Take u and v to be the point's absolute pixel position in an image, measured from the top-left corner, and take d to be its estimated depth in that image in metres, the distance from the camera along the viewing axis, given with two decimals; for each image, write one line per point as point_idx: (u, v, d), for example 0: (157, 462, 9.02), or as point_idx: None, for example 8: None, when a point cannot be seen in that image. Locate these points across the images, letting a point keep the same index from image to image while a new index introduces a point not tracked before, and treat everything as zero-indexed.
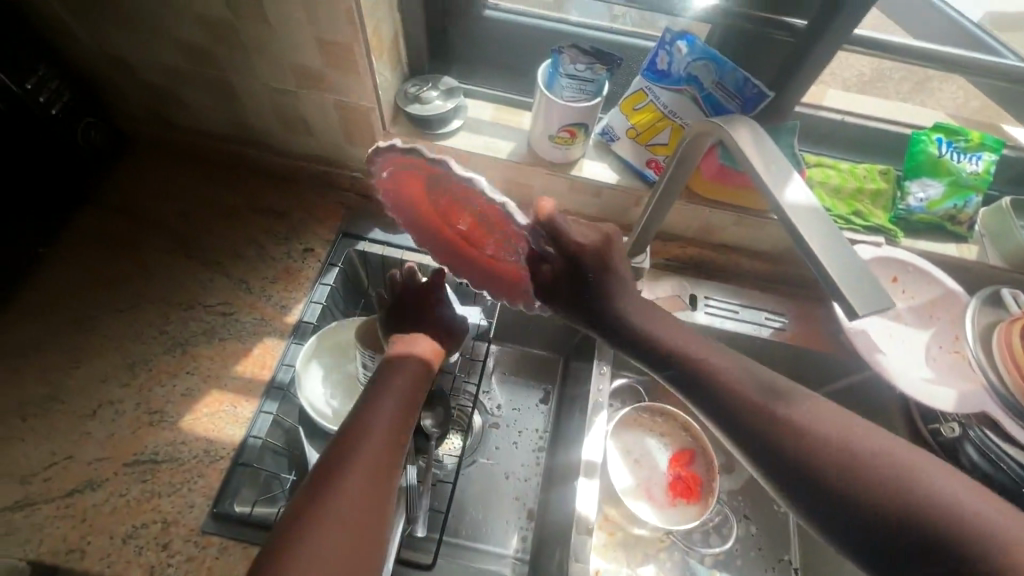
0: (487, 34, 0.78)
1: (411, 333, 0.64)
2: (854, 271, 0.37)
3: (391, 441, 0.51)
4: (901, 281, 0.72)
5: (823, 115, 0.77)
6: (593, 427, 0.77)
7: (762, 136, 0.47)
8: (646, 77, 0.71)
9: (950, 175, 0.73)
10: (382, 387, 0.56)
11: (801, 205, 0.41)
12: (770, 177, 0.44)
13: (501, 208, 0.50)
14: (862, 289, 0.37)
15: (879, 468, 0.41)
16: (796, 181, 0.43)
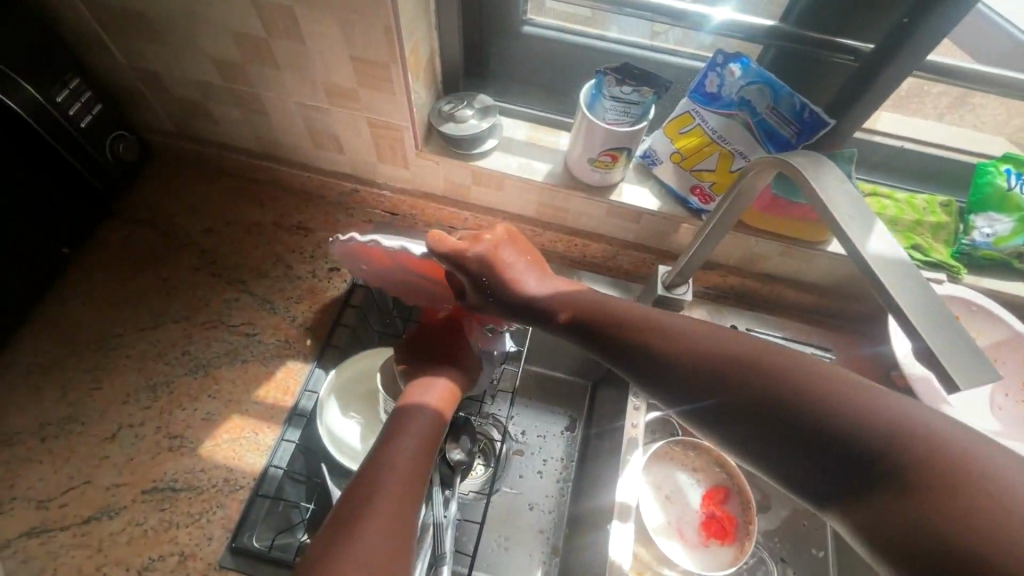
0: (524, 51, 0.75)
1: (426, 381, 0.61)
2: (943, 334, 0.37)
3: (411, 479, 0.49)
4: (965, 320, 0.66)
5: (880, 141, 0.72)
6: (628, 466, 0.74)
7: (827, 173, 0.46)
8: (694, 99, 0.67)
9: (1020, 210, 0.67)
10: (410, 422, 0.55)
11: (884, 257, 0.41)
12: (845, 222, 0.43)
13: (401, 250, 0.64)
14: (964, 362, 0.36)
15: (848, 420, 0.40)
16: (879, 230, 0.42)
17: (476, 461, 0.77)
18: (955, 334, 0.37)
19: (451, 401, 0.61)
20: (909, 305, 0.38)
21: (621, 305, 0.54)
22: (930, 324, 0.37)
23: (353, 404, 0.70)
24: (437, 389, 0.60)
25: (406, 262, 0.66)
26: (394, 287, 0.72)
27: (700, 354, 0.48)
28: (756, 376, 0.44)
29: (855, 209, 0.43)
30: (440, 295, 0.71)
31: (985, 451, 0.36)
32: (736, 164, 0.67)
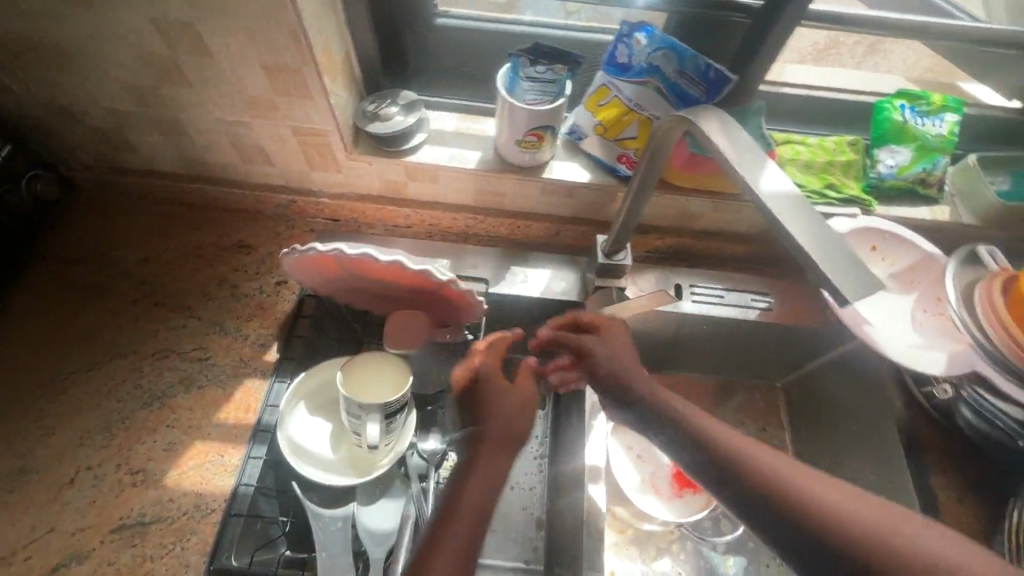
0: (441, 42, 0.75)
1: (487, 389, 0.66)
2: (845, 263, 0.40)
3: (485, 489, 0.58)
4: (880, 249, 0.72)
5: (787, 92, 0.76)
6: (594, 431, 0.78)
7: (730, 125, 0.49)
8: (608, 72, 0.70)
9: (916, 140, 0.73)
10: (483, 437, 0.62)
11: (778, 193, 0.44)
12: (743, 166, 0.46)
13: (364, 257, 0.63)
14: (855, 277, 0.39)
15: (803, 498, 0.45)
16: (772, 169, 0.45)
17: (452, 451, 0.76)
18: (858, 264, 0.40)
19: (520, 413, 0.64)
20: (816, 238, 0.41)
21: (690, 415, 0.55)
22: (835, 254, 0.40)
23: (318, 412, 0.69)
24: (506, 397, 0.65)
25: (371, 268, 0.66)
26: (360, 291, 0.72)
27: (757, 470, 0.48)
28: (804, 501, 0.45)
29: (749, 152, 0.47)
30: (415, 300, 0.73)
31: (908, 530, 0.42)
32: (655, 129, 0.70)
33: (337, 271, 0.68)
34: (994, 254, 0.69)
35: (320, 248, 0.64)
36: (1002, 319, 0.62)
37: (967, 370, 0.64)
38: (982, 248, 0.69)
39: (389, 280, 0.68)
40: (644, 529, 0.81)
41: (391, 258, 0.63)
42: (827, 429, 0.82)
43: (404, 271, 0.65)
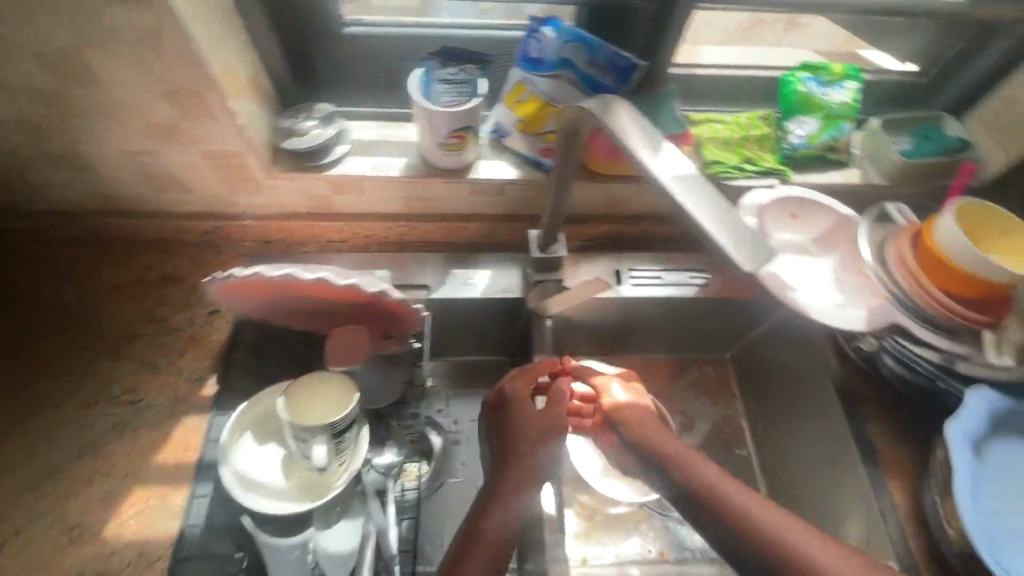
0: (353, 51, 0.74)
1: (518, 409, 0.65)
2: (742, 235, 0.41)
3: (510, 506, 0.56)
4: (801, 216, 0.76)
5: (699, 73, 0.79)
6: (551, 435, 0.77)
7: (634, 114, 0.51)
8: (522, 68, 0.70)
9: (822, 109, 0.77)
10: (512, 454, 0.60)
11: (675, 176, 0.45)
12: (643, 153, 0.47)
13: (288, 276, 0.63)
14: (748, 248, 0.41)
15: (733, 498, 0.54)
16: (671, 154, 0.47)
17: (413, 461, 0.76)
18: (751, 236, 0.41)
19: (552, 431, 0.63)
20: (714, 216, 0.42)
21: (707, 474, 0.56)
22: (732, 228, 0.42)
23: (264, 441, 0.67)
24: (532, 417, 0.64)
25: (299, 288, 0.65)
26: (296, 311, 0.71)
27: (711, 489, 0.54)
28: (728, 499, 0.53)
29: (648, 139, 0.48)
30: (355, 312, 0.72)
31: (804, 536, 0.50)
32: None
33: (266, 294, 0.67)
34: (902, 211, 0.74)
35: (241, 274, 0.63)
36: (911, 272, 0.67)
37: (886, 322, 0.67)
38: (890, 205, 0.75)
39: (321, 298, 0.68)
40: (611, 512, 0.83)
41: (316, 276, 0.63)
42: (773, 393, 0.86)
43: (333, 288, 0.65)
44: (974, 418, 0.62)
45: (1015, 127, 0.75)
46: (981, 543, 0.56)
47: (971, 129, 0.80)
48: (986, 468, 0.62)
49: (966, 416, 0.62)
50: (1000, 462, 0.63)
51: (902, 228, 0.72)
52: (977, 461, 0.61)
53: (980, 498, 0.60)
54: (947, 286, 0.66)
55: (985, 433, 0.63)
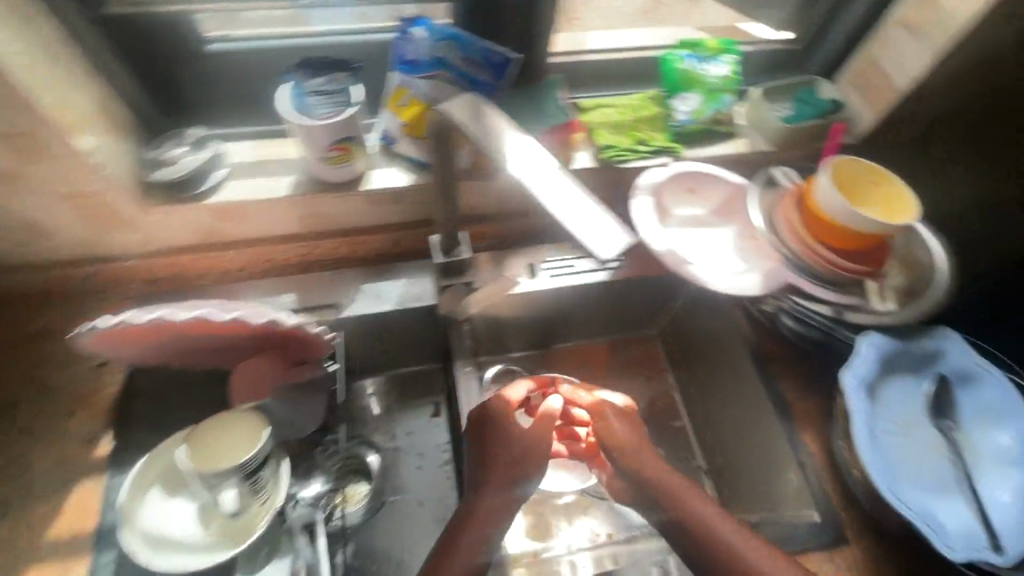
0: (219, 69, 0.70)
1: (504, 429, 0.66)
2: (597, 222, 0.43)
3: (489, 520, 0.61)
4: (699, 190, 0.78)
5: (582, 60, 0.79)
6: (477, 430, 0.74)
7: (482, 104, 0.50)
8: (401, 71, 0.67)
9: (703, 84, 0.78)
10: (491, 473, 0.64)
11: (528, 168, 0.46)
12: (495, 146, 0.47)
13: (160, 319, 0.59)
14: (603, 234, 0.42)
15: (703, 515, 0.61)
16: (522, 143, 0.47)
17: (352, 483, 0.75)
18: (604, 221, 0.43)
19: (532, 449, 0.67)
20: (569, 206, 0.44)
21: (666, 478, 0.65)
22: (588, 215, 0.44)
23: (172, 493, 0.63)
24: (520, 436, 0.67)
25: (181, 329, 0.61)
26: (192, 351, 0.67)
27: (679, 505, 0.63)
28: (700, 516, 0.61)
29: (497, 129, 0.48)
30: (258, 343, 0.69)
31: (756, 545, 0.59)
32: None
33: (150, 342, 0.63)
34: (788, 174, 0.77)
35: (107, 323, 0.58)
36: (796, 233, 0.70)
37: (780, 283, 0.70)
38: (776, 170, 0.78)
39: (212, 335, 0.64)
40: (557, 503, 0.84)
41: (193, 314, 0.60)
42: (697, 362, 0.89)
43: (217, 323, 0.62)
44: (867, 364, 0.66)
45: (880, 82, 0.79)
46: (879, 480, 0.60)
47: (844, 89, 0.84)
48: (880, 409, 0.66)
49: (860, 363, 0.65)
50: (893, 401, 0.67)
51: (786, 191, 0.75)
52: (872, 403, 0.65)
53: (877, 438, 0.64)
54: (829, 242, 0.69)
55: (878, 377, 0.67)
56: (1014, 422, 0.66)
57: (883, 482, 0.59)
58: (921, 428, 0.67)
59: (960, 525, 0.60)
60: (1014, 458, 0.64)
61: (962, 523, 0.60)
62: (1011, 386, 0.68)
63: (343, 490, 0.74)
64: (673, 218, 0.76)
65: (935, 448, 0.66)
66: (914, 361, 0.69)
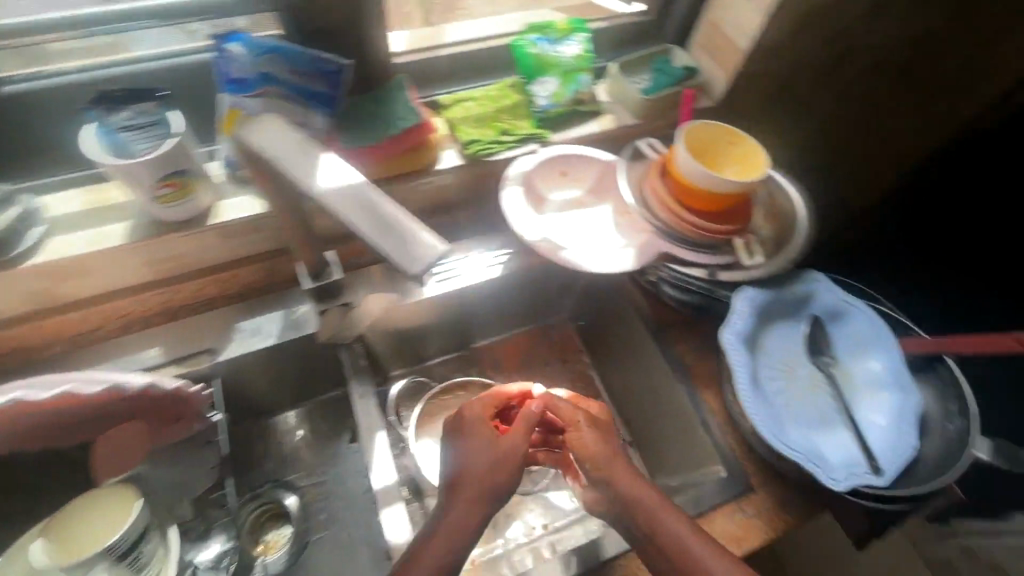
0: (19, 115, 0.63)
1: (474, 440, 0.63)
2: (413, 238, 0.41)
3: (460, 524, 0.57)
4: (570, 172, 0.78)
5: (432, 57, 0.77)
6: (376, 448, 0.69)
7: (286, 129, 0.46)
8: (229, 92, 0.60)
9: (557, 66, 0.78)
10: (464, 481, 0.60)
11: (339, 191, 0.42)
12: (302, 171, 0.43)
13: None
14: (419, 252, 0.40)
15: (652, 511, 0.59)
16: (329, 167, 0.43)
17: (275, 529, 0.72)
18: (420, 238, 0.41)
19: (505, 462, 0.61)
20: (383, 227, 0.41)
21: (644, 496, 0.60)
22: (403, 234, 0.41)
23: None
24: (495, 446, 0.62)
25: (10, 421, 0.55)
26: (29, 441, 0.58)
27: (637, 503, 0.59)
28: (650, 511, 0.59)
29: (299, 153, 0.44)
30: (113, 414, 0.61)
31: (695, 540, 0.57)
32: None
33: None
34: (652, 145, 0.79)
35: None
36: (665, 204, 0.71)
37: (654, 254, 0.71)
38: (641, 142, 0.79)
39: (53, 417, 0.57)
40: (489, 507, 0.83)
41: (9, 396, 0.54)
42: (614, 339, 0.91)
43: (48, 399, 0.55)
44: (744, 319, 0.68)
45: (724, 45, 0.82)
46: (764, 429, 0.63)
47: (696, 55, 0.87)
48: (763, 359, 0.69)
49: (737, 320, 0.68)
50: (774, 349, 0.70)
51: (652, 162, 0.76)
52: (753, 356, 0.68)
53: (761, 387, 0.66)
54: (694, 206, 0.71)
55: (757, 329, 0.70)
56: (882, 348, 0.70)
57: (768, 430, 0.62)
58: (802, 369, 0.70)
59: (841, 456, 0.64)
60: (884, 381, 0.69)
61: (844, 454, 0.64)
62: (876, 315, 0.73)
63: (266, 539, 0.71)
64: (549, 203, 0.76)
65: (816, 386, 0.69)
66: (789, 306, 0.73)
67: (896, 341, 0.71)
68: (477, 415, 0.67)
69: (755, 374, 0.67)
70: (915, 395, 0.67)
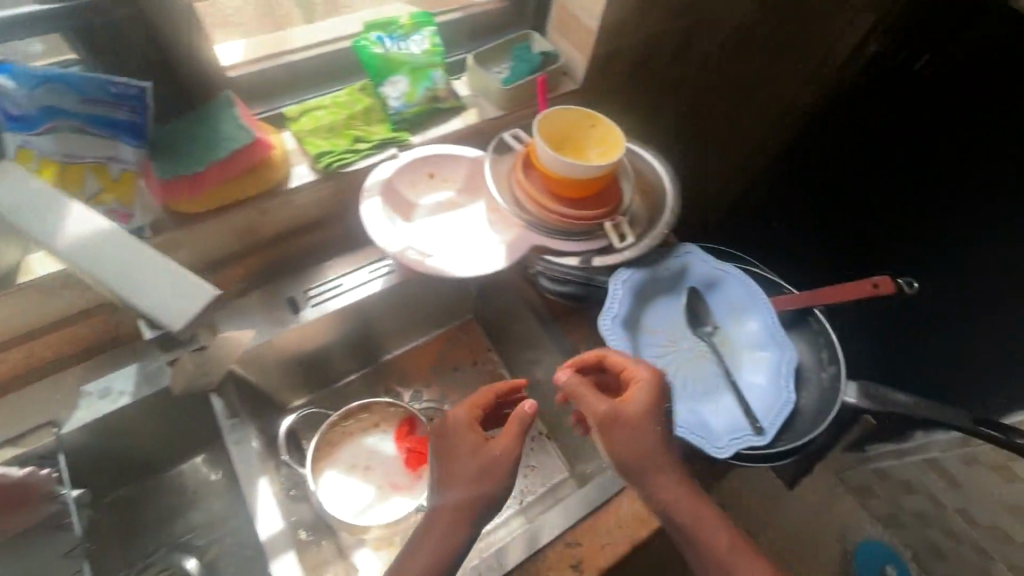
0: None
1: (462, 448, 0.58)
2: (174, 283, 0.41)
3: (451, 530, 0.55)
4: (438, 174, 0.75)
5: (265, 67, 0.72)
6: (258, 497, 0.64)
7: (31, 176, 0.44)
8: (13, 130, 0.53)
9: (406, 64, 0.74)
10: (451, 488, 0.56)
11: (85, 238, 0.42)
12: (42, 222, 0.42)
13: None
14: (180, 298, 0.40)
15: (686, 510, 0.55)
16: (75, 214, 0.43)
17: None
18: (180, 280, 0.41)
19: (490, 473, 0.56)
20: (140, 272, 0.41)
21: (680, 501, 0.55)
22: (159, 279, 0.41)
23: None
24: (481, 455, 0.57)
25: None
26: None
27: (669, 505, 0.55)
28: (682, 510, 0.55)
29: (45, 201, 0.43)
30: None
31: (726, 532, 0.56)
32: (117, 168, 0.58)
33: None
34: (517, 135, 0.77)
35: None
36: (531, 197, 0.70)
37: (527, 249, 0.70)
38: (506, 133, 0.77)
39: None
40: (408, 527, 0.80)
41: None
42: (513, 335, 0.90)
43: None
44: (620, 303, 0.70)
45: (577, 27, 0.80)
46: None
47: (554, 38, 0.85)
48: (645, 338, 0.70)
49: (613, 304, 0.69)
50: (656, 326, 0.72)
51: (518, 154, 0.74)
52: (633, 337, 0.70)
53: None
54: (559, 195, 0.71)
55: (636, 309, 0.71)
56: (757, 309, 0.72)
57: None
58: (685, 341, 0.72)
59: (725, 421, 0.66)
60: (763, 340, 0.71)
61: (727, 419, 0.66)
62: (749, 277, 0.75)
63: None
64: (419, 209, 0.72)
65: (700, 356, 0.71)
66: (667, 282, 0.74)
67: (769, 299, 0.73)
68: (464, 415, 0.61)
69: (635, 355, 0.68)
70: (790, 350, 0.69)
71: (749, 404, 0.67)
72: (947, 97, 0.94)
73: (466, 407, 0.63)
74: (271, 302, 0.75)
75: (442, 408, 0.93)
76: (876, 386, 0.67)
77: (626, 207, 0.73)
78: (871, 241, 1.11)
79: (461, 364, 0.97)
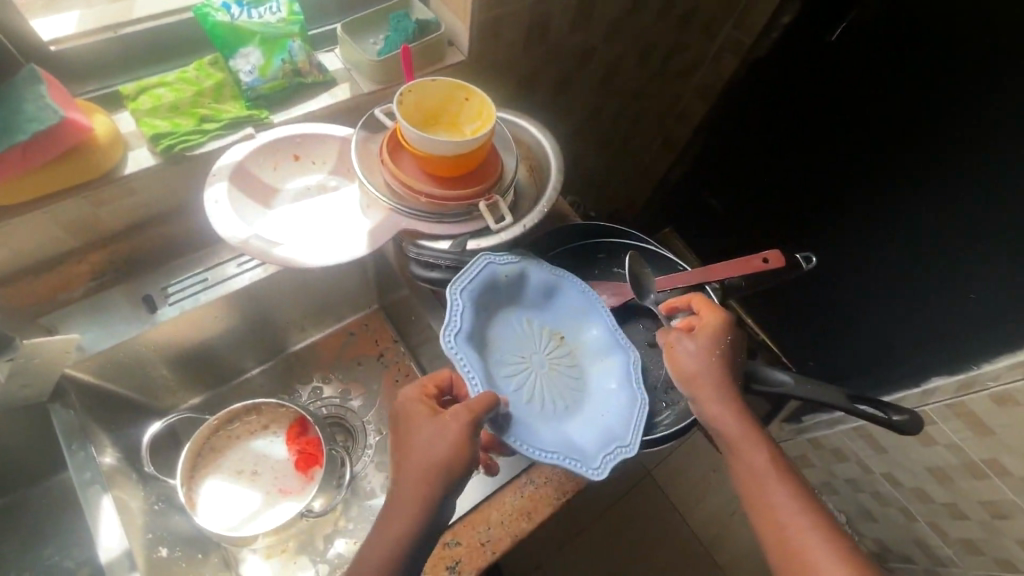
0: None
1: (414, 435, 0.54)
2: None
3: (408, 527, 0.51)
4: (304, 155, 0.69)
5: (94, 40, 0.65)
6: (102, 514, 0.61)
7: None
8: None
9: (256, 35, 0.68)
10: (406, 480, 0.52)
11: None
12: None
13: None
14: None
15: (743, 437, 0.57)
16: None
17: None
18: None
19: (447, 455, 0.52)
20: None
21: (735, 426, 0.57)
22: None
23: None
24: (433, 439, 0.53)
25: None
26: None
27: (726, 429, 0.57)
28: (736, 436, 0.57)
29: None
30: None
31: (772, 470, 0.55)
32: None
33: None
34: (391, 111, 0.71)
35: None
36: (397, 174, 0.65)
37: (394, 233, 0.65)
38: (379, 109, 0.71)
39: None
40: (302, 532, 0.74)
41: None
42: (414, 324, 0.85)
43: None
44: (463, 315, 0.61)
45: None
46: (510, 436, 0.57)
47: (435, 6, 0.79)
48: (494, 356, 0.64)
49: (455, 319, 0.60)
50: (504, 342, 0.66)
51: (388, 128, 0.68)
52: (481, 356, 0.62)
53: (496, 387, 0.61)
54: (428, 172, 0.66)
55: (479, 325, 0.64)
56: (595, 315, 0.69)
57: (514, 437, 0.57)
58: (537, 355, 0.67)
59: (593, 436, 0.61)
60: (607, 346, 0.68)
61: (595, 434, 0.61)
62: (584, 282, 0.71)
63: None
64: (282, 194, 0.67)
65: (552, 370, 0.67)
66: (510, 292, 0.67)
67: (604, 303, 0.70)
68: (417, 396, 0.57)
69: (488, 374, 0.61)
70: (634, 352, 0.66)
71: (607, 411, 0.64)
72: (863, 71, 0.89)
73: (419, 387, 0.59)
74: (127, 300, 0.69)
75: (345, 404, 0.88)
76: (762, 366, 0.65)
77: (507, 181, 0.68)
78: (801, 224, 1.08)
79: (366, 357, 0.92)
